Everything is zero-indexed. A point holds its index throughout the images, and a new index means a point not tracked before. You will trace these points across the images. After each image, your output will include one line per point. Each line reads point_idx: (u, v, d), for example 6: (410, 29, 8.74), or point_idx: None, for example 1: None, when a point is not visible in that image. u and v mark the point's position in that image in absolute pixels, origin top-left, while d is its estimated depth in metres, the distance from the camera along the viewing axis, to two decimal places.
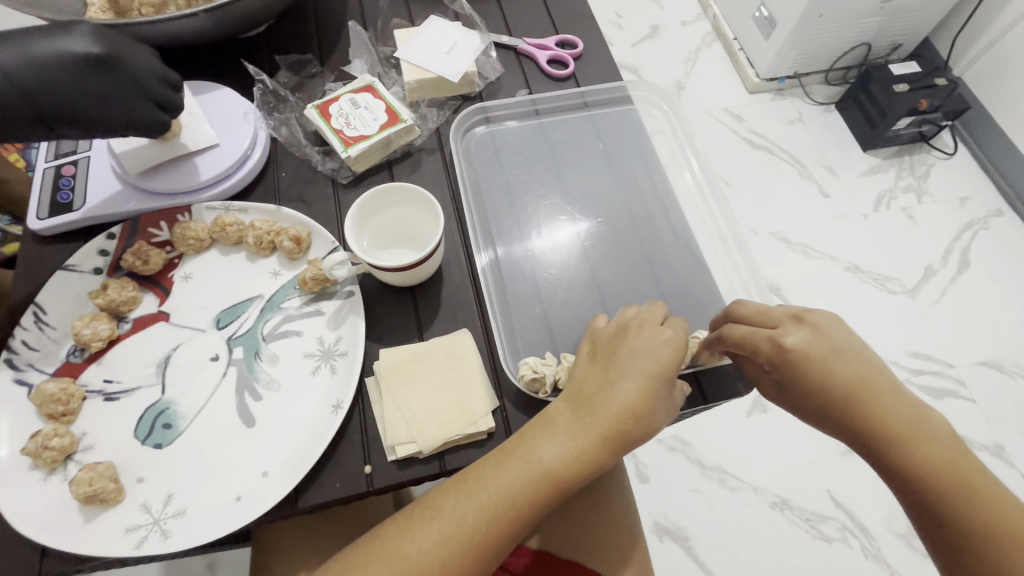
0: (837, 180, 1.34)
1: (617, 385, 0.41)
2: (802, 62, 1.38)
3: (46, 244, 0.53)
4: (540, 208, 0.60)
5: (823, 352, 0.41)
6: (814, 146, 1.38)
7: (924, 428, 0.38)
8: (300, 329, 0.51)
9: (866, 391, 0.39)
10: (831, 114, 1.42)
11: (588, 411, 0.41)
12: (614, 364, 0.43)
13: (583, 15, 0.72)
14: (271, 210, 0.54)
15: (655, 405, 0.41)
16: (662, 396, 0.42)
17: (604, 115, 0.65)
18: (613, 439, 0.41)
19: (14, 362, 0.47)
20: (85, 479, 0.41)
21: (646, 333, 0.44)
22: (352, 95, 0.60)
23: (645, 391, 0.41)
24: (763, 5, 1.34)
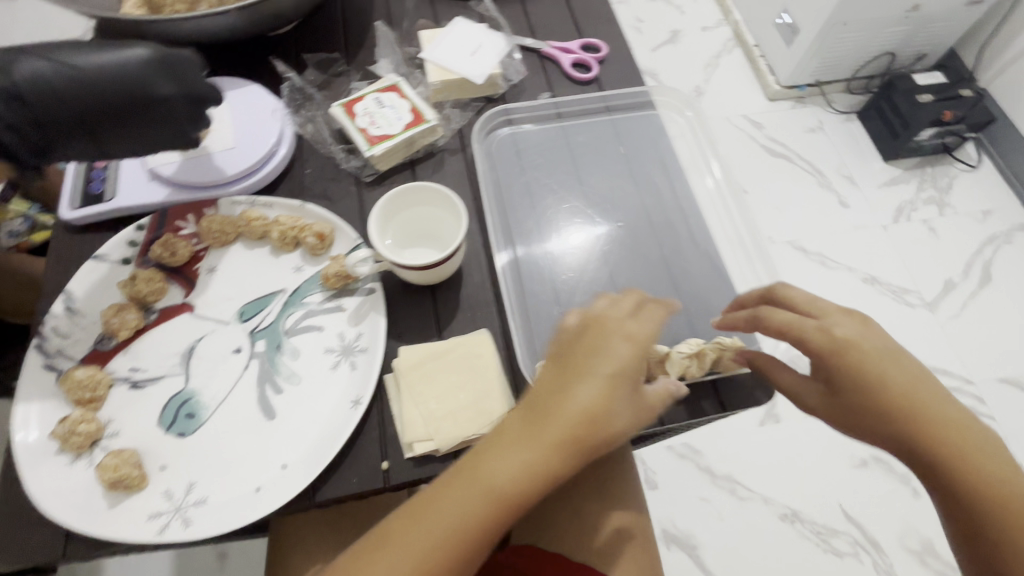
0: (857, 190, 1.33)
1: (578, 390, 0.38)
2: (824, 71, 1.36)
3: (77, 233, 0.54)
4: (560, 210, 0.60)
5: (876, 347, 0.39)
6: (834, 155, 1.37)
7: (972, 435, 0.37)
8: (321, 324, 0.51)
9: (918, 391, 0.38)
10: (852, 123, 1.40)
11: (545, 420, 0.38)
12: (573, 365, 0.39)
13: (608, 19, 0.73)
14: (295, 205, 0.55)
15: (620, 409, 0.38)
16: (626, 400, 0.39)
17: (627, 119, 0.65)
18: (579, 446, 0.38)
19: (44, 347, 0.48)
20: (111, 464, 0.42)
21: (607, 334, 0.40)
22: (377, 94, 0.60)
23: (607, 395, 0.38)
24: (785, 12, 1.33)
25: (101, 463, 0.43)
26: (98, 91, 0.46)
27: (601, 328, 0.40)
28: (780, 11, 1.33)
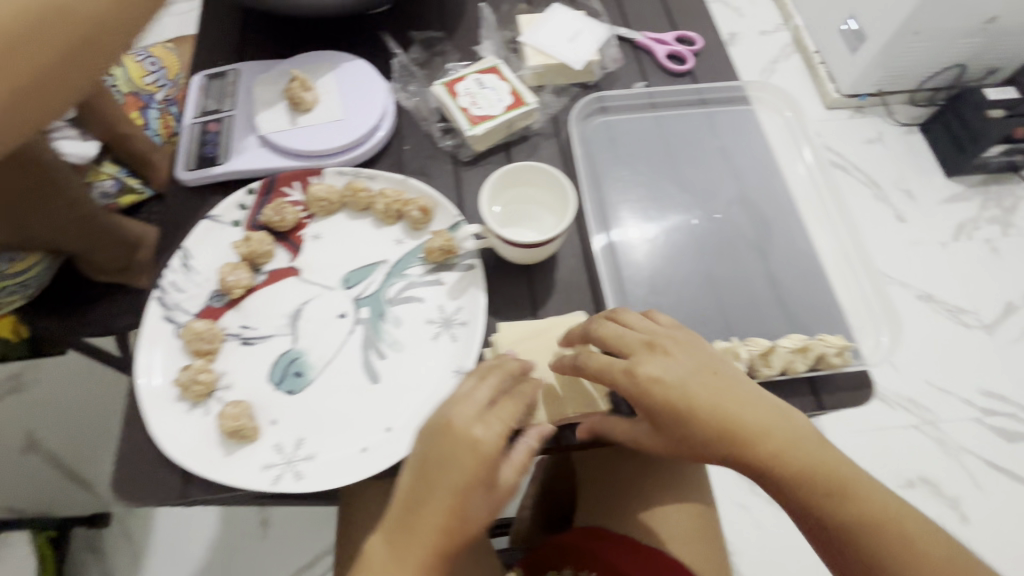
0: (916, 205, 1.29)
1: (440, 505, 0.38)
2: (888, 80, 1.32)
3: (190, 193, 0.56)
4: (652, 200, 0.60)
5: (676, 377, 0.42)
6: (893, 167, 1.33)
7: (780, 430, 0.42)
8: (422, 296, 0.53)
9: (728, 408, 0.42)
10: (914, 135, 1.36)
11: (414, 541, 0.38)
12: (428, 485, 0.39)
13: (700, 13, 0.72)
14: (399, 179, 0.56)
15: (475, 512, 0.39)
16: (480, 501, 0.39)
17: (722, 113, 0.65)
18: (455, 549, 0.39)
19: (164, 300, 0.50)
20: (232, 414, 0.44)
21: (446, 455, 0.39)
22: (478, 75, 0.61)
23: (458, 505, 0.38)
24: (851, 18, 1.29)
25: (219, 412, 0.45)
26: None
27: (450, 437, 0.39)
28: (848, 15, 1.29)
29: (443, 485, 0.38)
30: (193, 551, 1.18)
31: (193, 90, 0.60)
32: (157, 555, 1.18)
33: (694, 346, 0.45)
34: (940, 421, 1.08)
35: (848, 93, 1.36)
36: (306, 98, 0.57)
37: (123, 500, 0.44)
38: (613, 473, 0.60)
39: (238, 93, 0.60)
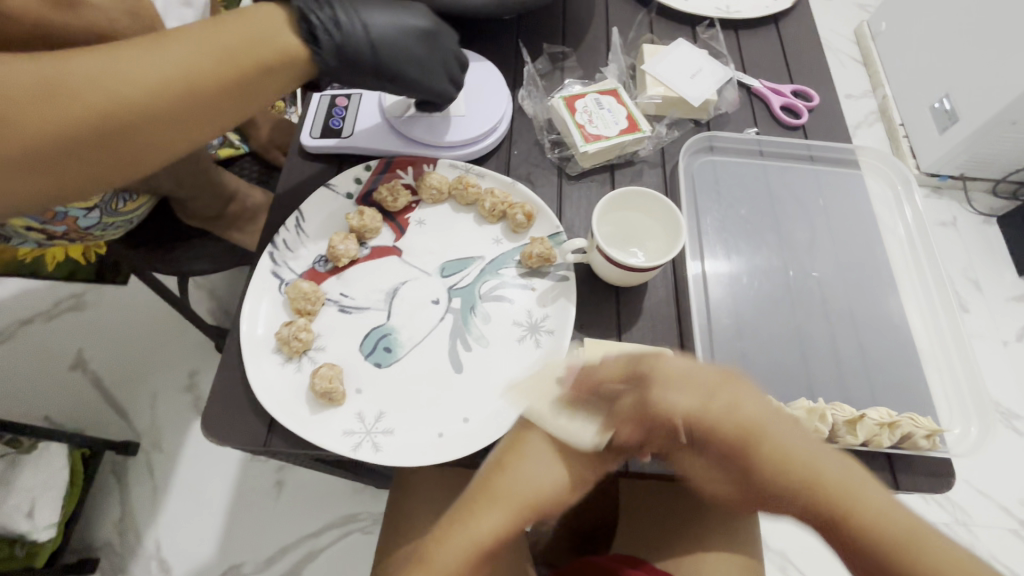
0: (982, 299, 1.24)
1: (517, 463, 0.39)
2: (971, 166, 1.26)
3: (309, 159, 0.59)
4: (748, 243, 0.60)
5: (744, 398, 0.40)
6: (964, 255, 1.29)
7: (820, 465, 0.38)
8: (512, 297, 0.54)
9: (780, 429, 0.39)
10: (990, 227, 1.32)
11: (488, 493, 0.38)
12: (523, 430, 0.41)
13: (818, 69, 0.72)
14: (508, 181, 0.58)
15: (536, 467, 0.39)
16: (546, 458, 0.39)
17: (829, 172, 0.65)
18: (530, 513, 0.38)
19: (274, 256, 0.52)
20: (326, 375, 0.46)
21: (546, 411, 0.41)
22: (597, 95, 0.63)
23: (525, 453, 0.40)
24: (947, 97, 1.23)
25: (313, 371, 0.47)
26: (386, 18, 0.49)
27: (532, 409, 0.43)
28: (941, 94, 1.24)
29: (535, 434, 0.41)
30: (207, 495, 1.22)
31: None
32: (174, 493, 1.22)
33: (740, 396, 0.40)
34: (973, 525, 1.03)
35: (929, 171, 1.31)
36: None
37: (210, 436, 0.46)
38: (671, 509, 0.60)
39: None
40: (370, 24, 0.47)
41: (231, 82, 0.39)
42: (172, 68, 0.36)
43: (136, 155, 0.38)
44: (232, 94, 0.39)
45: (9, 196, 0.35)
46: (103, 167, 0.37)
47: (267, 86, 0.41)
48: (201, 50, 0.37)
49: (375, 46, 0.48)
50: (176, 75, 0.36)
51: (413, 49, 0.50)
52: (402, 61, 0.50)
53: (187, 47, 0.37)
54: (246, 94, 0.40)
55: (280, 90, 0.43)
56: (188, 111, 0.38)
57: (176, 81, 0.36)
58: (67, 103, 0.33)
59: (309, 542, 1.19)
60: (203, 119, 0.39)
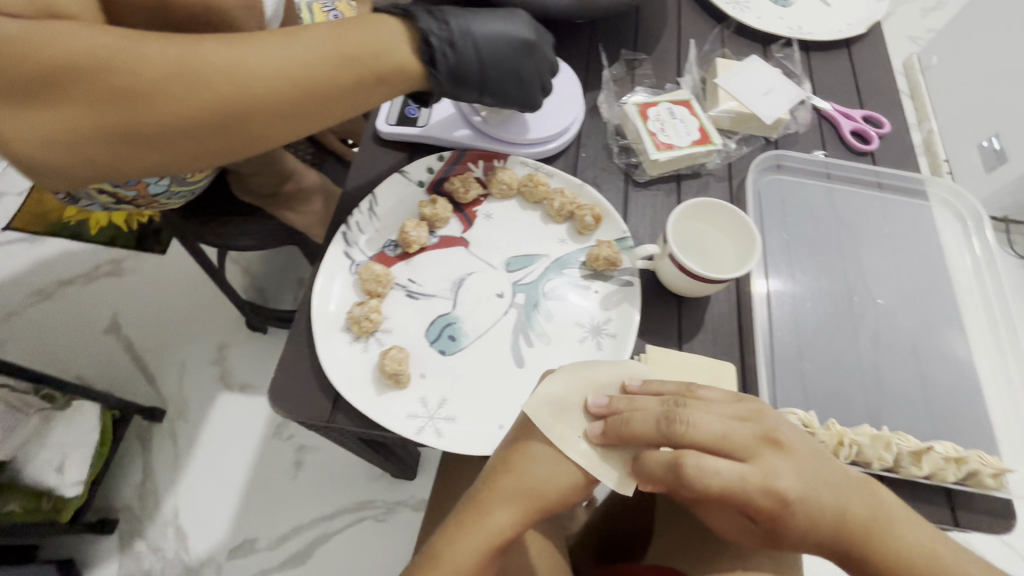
0: None
1: (527, 468, 0.42)
2: (1016, 208, 1.25)
3: (383, 145, 0.60)
4: (811, 265, 0.59)
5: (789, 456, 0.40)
6: None
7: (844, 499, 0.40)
8: (575, 298, 0.54)
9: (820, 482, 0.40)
10: None
11: (496, 494, 0.42)
12: (521, 439, 0.44)
13: (888, 96, 0.72)
14: (577, 183, 0.58)
15: (541, 469, 0.42)
16: (545, 455, 0.43)
17: (896, 200, 0.64)
18: (539, 511, 0.42)
19: (346, 236, 0.53)
20: (395, 356, 0.47)
21: (546, 420, 0.43)
22: (670, 105, 0.63)
23: (526, 458, 0.43)
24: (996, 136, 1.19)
25: (380, 352, 0.48)
26: (493, 38, 0.50)
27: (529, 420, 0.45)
28: (989, 133, 1.21)
29: (537, 439, 0.43)
30: (227, 468, 1.23)
31: None
32: (195, 463, 1.24)
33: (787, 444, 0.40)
34: None
35: None
36: None
37: (276, 406, 0.46)
38: None
39: None
40: (479, 41, 0.48)
41: (338, 84, 0.40)
42: (287, 64, 0.38)
43: (246, 140, 0.39)
44: (337, 94, 0.40)
45: (135, 162, 0.38)
46: (211, 150, 0.39)
47: (376, 90, 0.43)
48: (316, 53, 0.39)
49: (482, 64, 0.49)
50: (289, 72, 0.38)
51: (517, 66, 0.51)
52: (507, 78, 0.51)
53: (304, 47, 0.38)
54: (351, 96, 0.41)
55: (390, 96, 0.45)
56: (295, 106, 0.39)
57: (290, 77, 0.38)
58: (190, 87, 0.35)
59: (322, 524, 1.20)
60: (307, 115, 0.40)
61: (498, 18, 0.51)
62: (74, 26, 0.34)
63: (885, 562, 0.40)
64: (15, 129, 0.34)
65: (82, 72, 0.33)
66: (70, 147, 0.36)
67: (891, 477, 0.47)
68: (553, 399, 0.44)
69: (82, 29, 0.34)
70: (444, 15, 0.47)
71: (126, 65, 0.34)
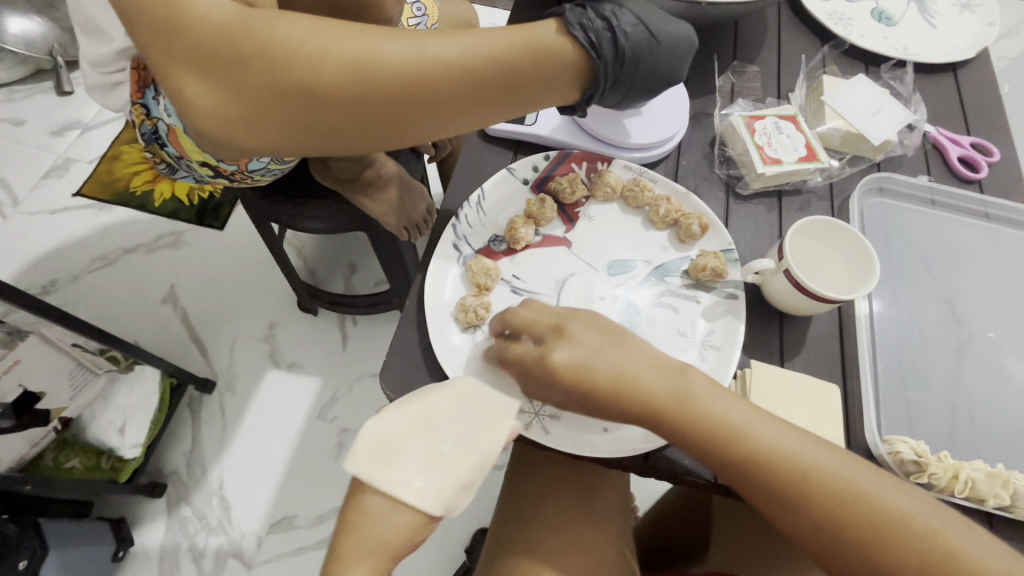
0: None
1: (362, 524, 0.36)
2: None
3: (489, 139, 0.61)
4: (913, 292, 0.58)
5: (581, 355, 0.41)
6: None
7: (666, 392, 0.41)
8: (676, 306, 0.54)
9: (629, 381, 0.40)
10: None
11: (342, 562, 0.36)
12: (356, 492, 0.37)
13: (998, 125, 0.70)
14: (681, 191, 0.58)
15: (379, 518, 0.36)
16: (384, 506, 0.36)
17: (1004, 232, 0.62)
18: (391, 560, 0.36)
19: (456, 227, 0.54)
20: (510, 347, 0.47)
21: (372, 469, 0.37)
22: (776, 119, 0.62)
23: (362, 515, 0.36)
24: None
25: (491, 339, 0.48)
26: (653, 70, 0.44)
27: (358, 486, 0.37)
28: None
29: (373, 490, 0.36)
30: (272, 445, 1.26)
31: None
32: (242, 437, 1.26)
33: (596, 331, 0.43)
34: None
35: None
36: None
37: (388, 390, 0.47)
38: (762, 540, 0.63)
39: None
40: (639, 74, 0.43)
41: (493, 86, 0.39)
42: (449, 61, 0.37)
43: (404, 134, 0.40)
44: (492, 97, 0.39)
45: (299, 144, 0.40)
46: (366, 140, 0.40)
47: (543, 93, 0.41)
48: (485, 55, 0.38)
49: (629, 93, 0.45)
50: (454, 73, 0.37)
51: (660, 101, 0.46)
52: (644, 101, 0.47)
53: (470, 52, 0.37)
54: (505, 98, 0.40)
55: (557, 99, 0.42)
56: (452, 105, 0.39)
57: (456, 76, 0.37)
58: (357, 81, 0.36)
59: None
60: (459, 113, 0.40)
61: (666, 31, 0.44)
62: (267, 15, 0.36)
63: (706, 430, 0.39)
64: (204, 105, 0.37)
65: (266, 62, 0.35)
66: (246, 128, 0.38)
67: (1001, 517, 0.46)
68: (375, 437, 0.38)
69: (275, 21, 0.35)
70: (619, 36, 0.41)
71: (307, 57, 0.35)
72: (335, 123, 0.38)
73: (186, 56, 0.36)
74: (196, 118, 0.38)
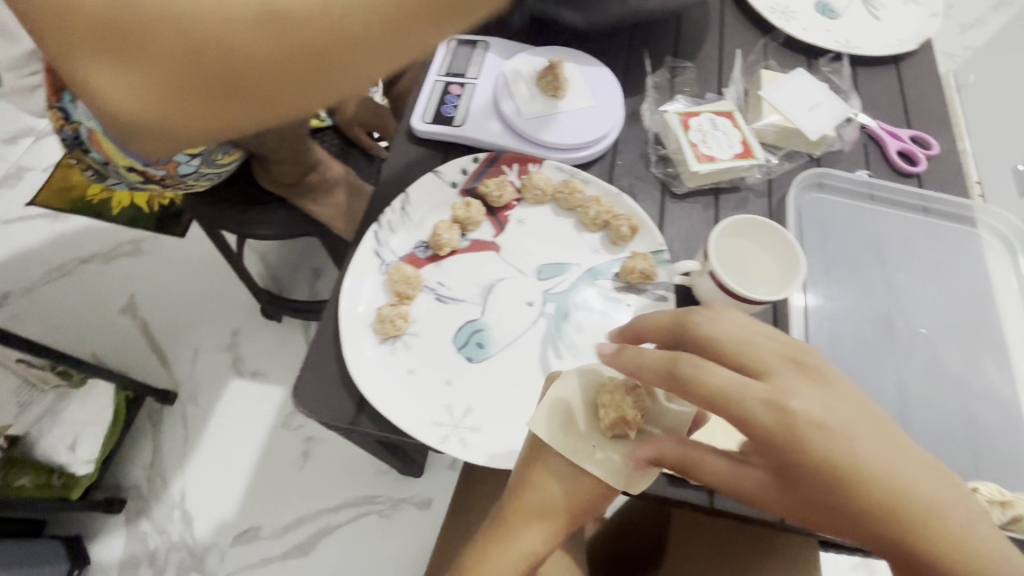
0: None
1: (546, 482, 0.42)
2: None
3: (419, 142, 0.59)
4: (850, 289, 0.57)
5: (799, 402, 0.32)
6: None
7: (884, 466, 0.31)
8: (606, 311, 0.53)
9: (838, 443, 0.31)
10: None
11: (519, 511, 0.42)
12: (536, 457, 0.43)
13: (939, 118, 0.69)
14: (613, 191, 0.57)
15: (558, 484, 0.42)
16: (569, 471, 0.42)
17: (942, 225, 0.62)
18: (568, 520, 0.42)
19: (378, 235, 0.52)
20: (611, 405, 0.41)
21: (557, 435, 0.42)
22: (712, 115, 0.61)
23: (546, 472, 0.42)
24: None
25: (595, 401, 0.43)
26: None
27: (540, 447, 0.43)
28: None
29: (554, 455, 0.43)
30: (235, 455, 1.23)
31: (444, 49, 0.64)
32: (205, 448, 1.23)
33: (817, 373, 0.34)
34: None
35: None
36: (557, 86, 0.59)
37: (302, 408, 0.46)
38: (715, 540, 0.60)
39: (484, 64, 0.62)
40: None
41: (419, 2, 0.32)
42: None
43: (331, 86, 0.33)
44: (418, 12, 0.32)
45: (220, 124, 0.34)
46: (291, 102, 0.33)
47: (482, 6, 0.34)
48: None
49: None
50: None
51: None
52: None
53: None
54: (435, 14, 0.33)
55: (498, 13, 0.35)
56: (375, 31, 0.32)
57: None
58: (253, 17, 0.30)
59: (327, 516, 1.18)
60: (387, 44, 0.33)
61: None
62: None
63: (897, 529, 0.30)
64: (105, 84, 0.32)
65: (150, 17, 0.30)
66: (159, 113, 0.33)
67: None
68: (559, 404, 0.43)
69: None
70: None
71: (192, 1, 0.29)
72: (245, 81, 0.31)
73: (74, 36, 0.31)
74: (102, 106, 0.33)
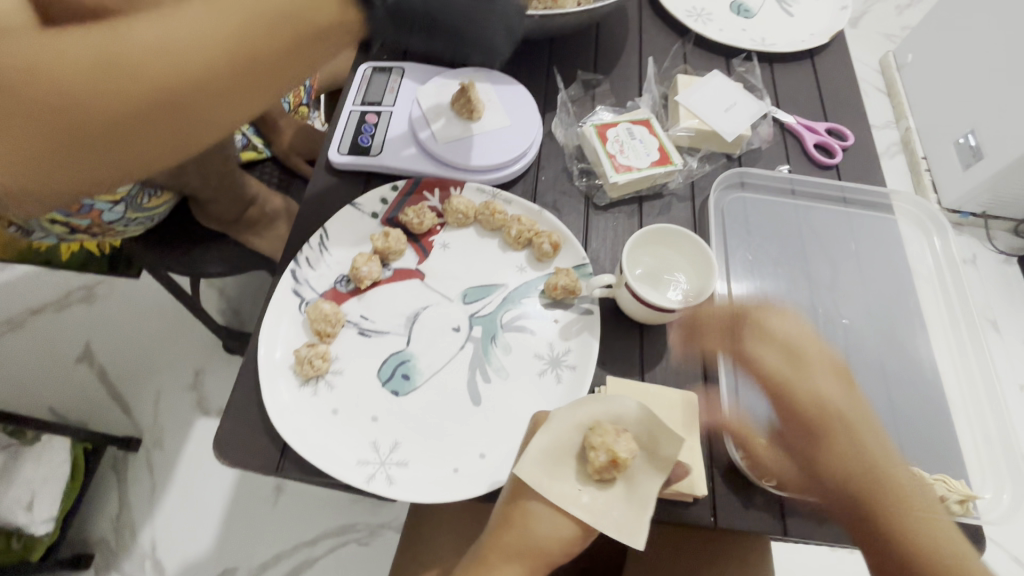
0: (1001, 341, 1.18)
1: (526, 523, 0.41)
2: (995, 204, 1.19)
3: (338, 175, 0.59)
4: (774, 284, 0.58)
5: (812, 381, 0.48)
6: (983, 293, 1.23)
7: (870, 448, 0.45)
8: (534, 329, 0.53)
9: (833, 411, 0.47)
10: (1010, 267, 1.26)
11: (498, 549, 0.41)
12: (518, 496, 0.42)
13: (855, 108, 0.71)
14: (535, 209, 0.57)
15: (543, 523, 0.41)
16: (549, 513, 0.41)
17: (861, 214, 0.63)
18: (544, 562, 0.41)
19: (296, 273, 0.52)
20: (600, 449, 0.41)
21: (544, 480, 0.42)
22: (630, 125, 0.62)
23: (527, 514, 0.41)
24: (971, 132, 1.15)
25: (586, 440, 0.42)
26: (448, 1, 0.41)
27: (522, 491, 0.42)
28: (964, 130, 1.16)
29: (534, 495, 0.42)
30: (203, 497, 1.18)
31: (360, 78, 0.64)
32: (172, 493, 1.19)
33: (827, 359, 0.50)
34: None
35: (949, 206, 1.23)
36: (472, 108, 0.59)
37: (223, 459, 0.45)
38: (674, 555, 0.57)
39: (400, 91, 0.62)
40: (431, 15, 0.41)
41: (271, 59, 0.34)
42: (260, 13, 0.33)
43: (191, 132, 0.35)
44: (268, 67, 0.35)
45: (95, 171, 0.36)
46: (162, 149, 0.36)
47: (320, 51, 0.36)
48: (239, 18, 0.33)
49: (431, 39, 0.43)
50: (207, 49, 0.32)
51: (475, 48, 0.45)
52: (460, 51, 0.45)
53: (219, 30, 0.32)
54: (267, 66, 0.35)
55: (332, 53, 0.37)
56: (225, 86, 0.34)
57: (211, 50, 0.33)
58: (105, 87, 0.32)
59: (304, 550, 1.16)
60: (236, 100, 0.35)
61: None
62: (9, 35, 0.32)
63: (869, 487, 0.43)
64: (32, 170, 0.34)
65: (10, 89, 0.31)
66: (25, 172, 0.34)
67: None
68: (543, 449, 0.43)
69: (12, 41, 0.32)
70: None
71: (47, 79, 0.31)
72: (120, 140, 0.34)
73: None
74: (44, 182, 0.35)
